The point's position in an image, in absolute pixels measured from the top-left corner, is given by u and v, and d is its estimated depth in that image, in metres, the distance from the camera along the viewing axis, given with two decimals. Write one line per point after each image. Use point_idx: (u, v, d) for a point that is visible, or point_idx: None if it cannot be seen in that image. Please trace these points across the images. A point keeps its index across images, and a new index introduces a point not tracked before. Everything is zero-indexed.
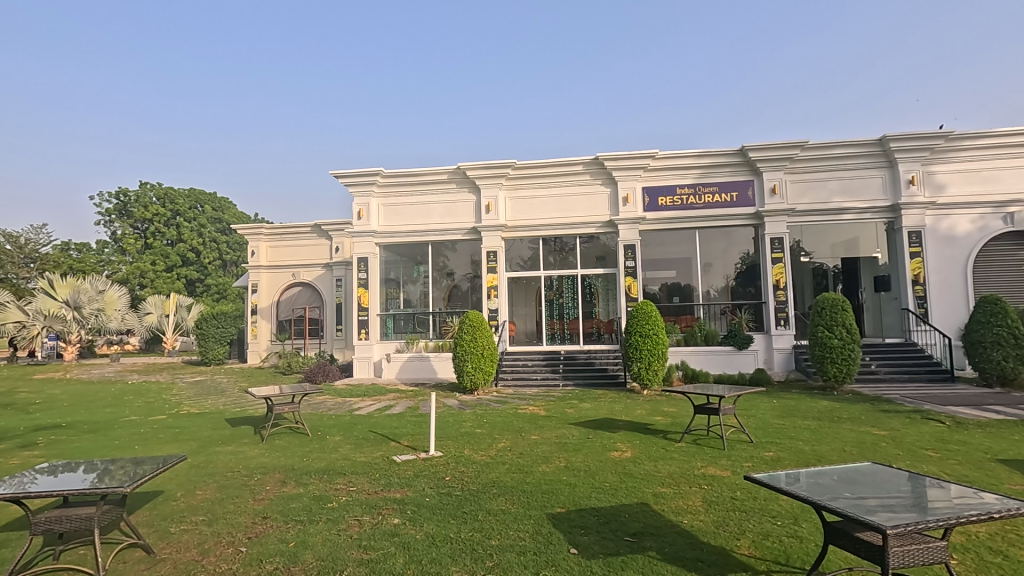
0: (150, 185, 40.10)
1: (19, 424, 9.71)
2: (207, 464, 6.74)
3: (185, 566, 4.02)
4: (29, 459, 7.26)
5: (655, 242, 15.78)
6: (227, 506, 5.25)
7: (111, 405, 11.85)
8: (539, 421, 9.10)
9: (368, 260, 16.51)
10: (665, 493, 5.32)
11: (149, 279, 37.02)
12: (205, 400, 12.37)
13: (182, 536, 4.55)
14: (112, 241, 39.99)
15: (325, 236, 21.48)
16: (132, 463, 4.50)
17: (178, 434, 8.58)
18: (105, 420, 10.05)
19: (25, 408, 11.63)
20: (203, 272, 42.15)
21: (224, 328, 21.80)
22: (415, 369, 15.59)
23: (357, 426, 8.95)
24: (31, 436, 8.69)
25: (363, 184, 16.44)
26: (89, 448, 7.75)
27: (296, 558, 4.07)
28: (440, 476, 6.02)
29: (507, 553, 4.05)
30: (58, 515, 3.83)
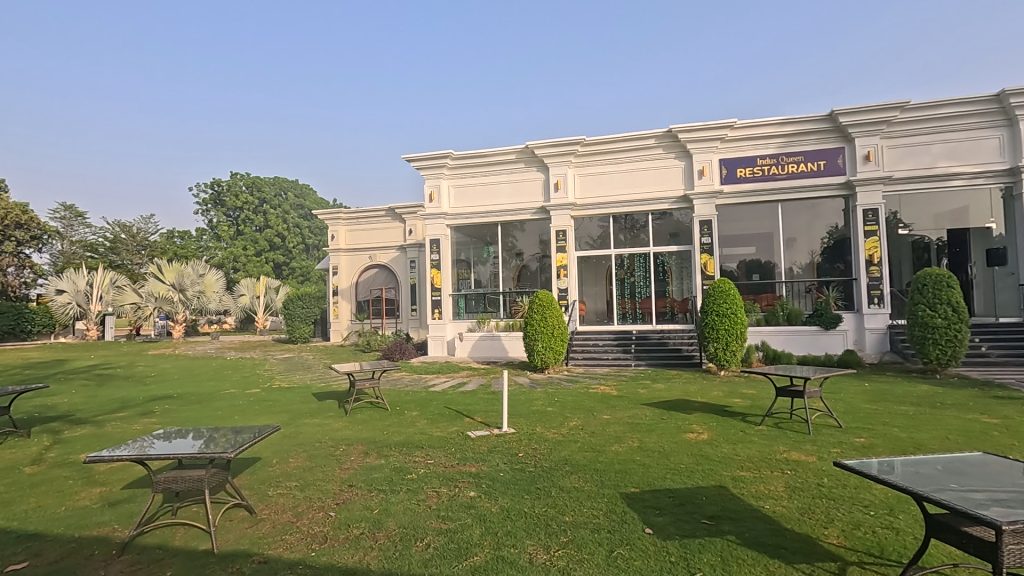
0: (239, 175, 43.08)
1: (138, 395, 10.87)
2: (297, 435, 7.24)
3: (283, 526, 4.38)
4: (148, 425, 8.14)
5: (733, 218, 15.13)
6: (316, 474, 5.64)
7: (212, 379, 12.99)
8: (610, 401, 9.04)
9: (440, 242, 16.89)
10: (744, 476, 5.15)
11: (241, 263, 39.85)
12: (294, 375, 13.29)
13: (278, 499, 4.95)
14: (209, 229, 43.52)
15: (398, 219, 22.22)
16: (233, 432, 4.91)
17: (271, 407, 9.28)
18: (208, 392, 11.03)
19: (144, 380, 13.00)
20: (288, 256, 44.30)
21: (309, 307, 23.10)
22: (486, 348, 15.87)
23: (433, 402, 9.28)
24: (148, 405, 9.72)
25: (434, 167, 16.83)
26: (197, 417, 8.55)
27: (379, 524, 4.32)
28: (513, 452, 6.14)
29: (581, 530, 4.09)
30: (174, 475, 4.26)
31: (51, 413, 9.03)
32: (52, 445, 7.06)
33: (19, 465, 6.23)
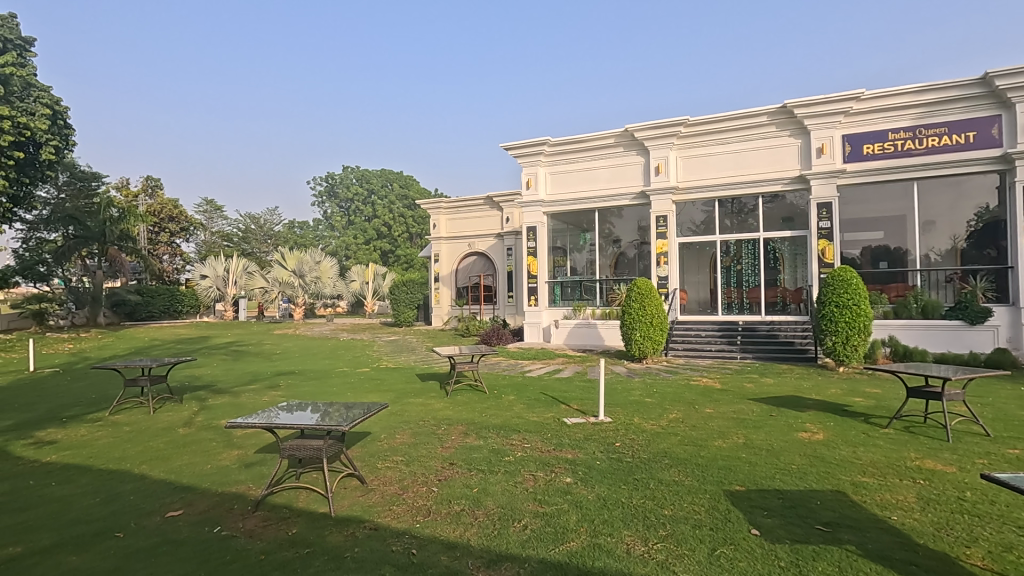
0: (350, 169, 46.67)
1: (267, 370, 12.10)
2: (403, 413, 7.69)
3: (391, 497, 4.68)
4: (275, 397, 9.04)
5: (857, 199, 13.78)
6: (420, 450, 5.96)
7: (328, 358, 14.13)
8: (713, 394, 8.64)
9: (537, 229, 16.96)
10: (866, 483, 4.70)
11: (352, 251, 42.97)
12: (399, 357, 14.10)
13: (386, 471, 5.29)
14: (325, 220, 47.19)
15: (496, 208, 22.60)
16: (345, 407, 5.29)
17: (379, 385, 9.92)
18: (325, 370, 12.01)
19: (272, 357, 14.44)
20: (394, 244, 44.41)
21: (412, 293, 24.31)
22: (582, 335, 15.79)
23: (529, 387, 9.43)
24: (275, 379, 10.80)
25: (531, 154, 16.90)
26: (315, 392, 9.36)
27: (479, 502, 4.47)
28: (610, 442, 6.07)
29: (681, 525, 3.96)
30: (297, 443, 4.70)
31: (198, 383, 10.32)
32: (199, 411, 8.07)
33: (174, 426, 7.20)
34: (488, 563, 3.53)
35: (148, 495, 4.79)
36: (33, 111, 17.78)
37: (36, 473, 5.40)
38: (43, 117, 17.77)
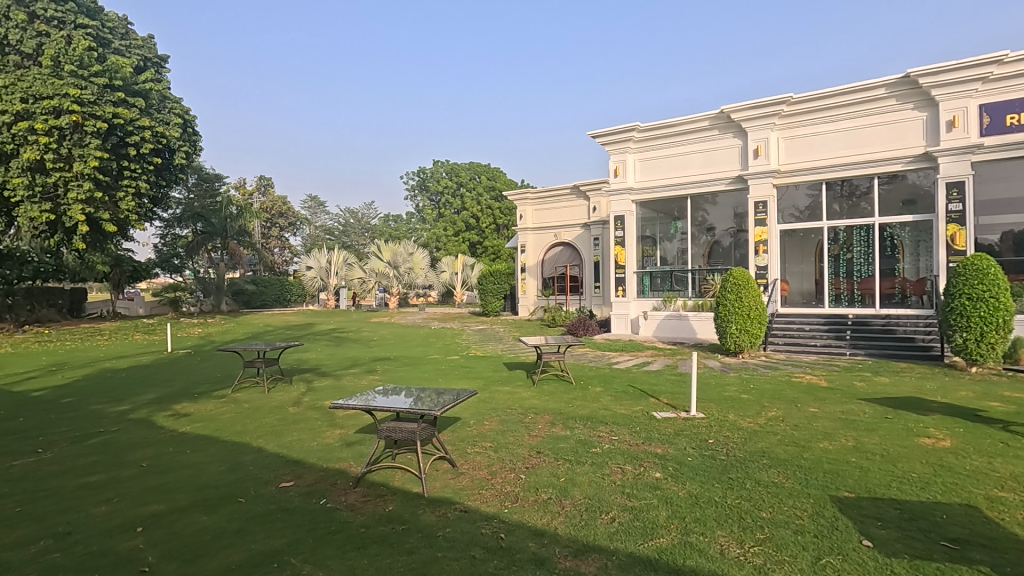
0: (441, 163, 47.68)
1: (365, 355, 12.84)
2: (491, 400, 7.86)
3: (480, 481, 4.81)
4: (373, 381, 9.60)
5: (997, 177, 12.18)
6: (508, 437, 6.06)
7: (420, 345, 14.74)
8: (818, 392, 8.03)
9: (625, 218, 16.60)
10: (1004, 498, 4.16)
11: (443, 243, 44.46)
12: (487, 346, 14.41)
13: (476, 456, 5.44)
14: (417, 212, 48.93)
15: (583, 197, 22.31)
16: (436, 393, 5.49)
17: (468, 373, 10.20)
18: (418, 357, 12.55)
19: (369, 343, 15.34)
20: (482, 235, 45.16)
21: (499, 283, 24.70)
22: (673, 328, 15.27)
23: (617, 379, 9.30)
24: (373, 365, 11.44)
25: (620, 141, 16.51)
26: (409, 378, 9.81)
27: (566, 492, 4.48)
28: (702, 438, 5.83)
29: (782, 529, 3.73)
30: (393, 425, 4.95)
31: (306, 366, 11.18)
32: (306, 392, 8.76)
33: (286, 405, 7.87)
34: (575, 553, 3.53)
35: (264, 466, 5.28)
36: (167, 121, 20.02)
37: (174, 441, 6.13)
38: (175, 126, 19.94)
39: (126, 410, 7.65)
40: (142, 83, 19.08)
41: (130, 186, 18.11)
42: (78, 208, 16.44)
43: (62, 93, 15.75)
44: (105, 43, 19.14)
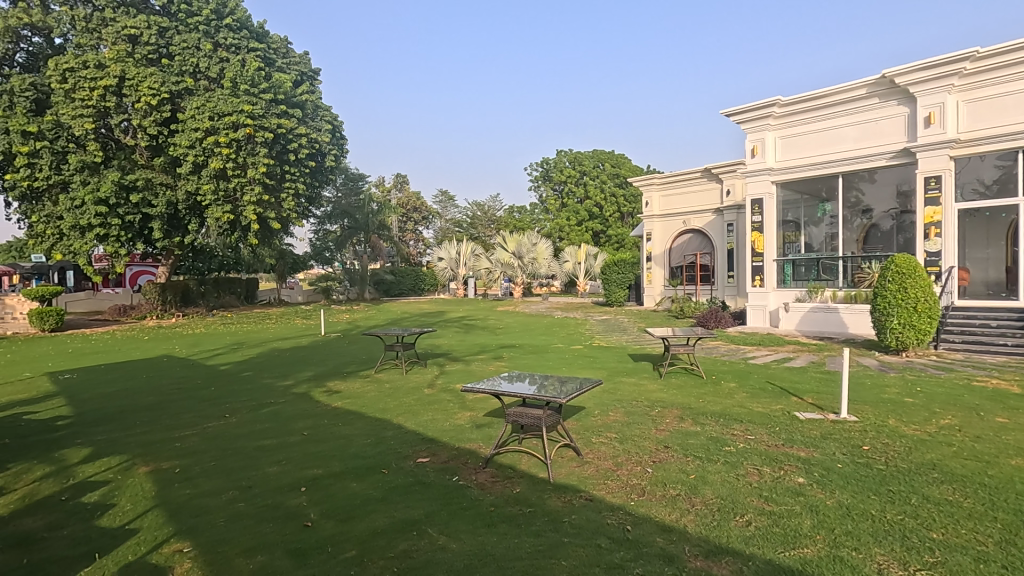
0: (564, 152, 46.87)
1: (492, 342, 13.34)
2: (616, 391, 7.76)
3: (605, 471, 4.79)
4: (500, 367, 9.96)
5: None
6: (634, 429, 5.95)
7: (545, 334, 14.97)
8: (1008, 400, 6.80)
9: (763, 201, 15.33)
10: None
11: (566, 233, 44.56)
12: (611, 336, 14.24)
13: (601, 446, 5.42)
14: (541, 203, 49.31)
15: (716, 180, 21.01)
16: (560, 381, 5.53)
17: (593, 363, 10.16)
18: (542, 345, 12.76)
19: (496, 330, 15.92)
20: (606, 224, 44.78)
21: (624, 273, 24.20)
22: (819, 322, 13.84)
23: (753, 375, 8.69)
24: (499, 352, 11.86)
25: (758, 118, 15.25)
26: (534, 365, 10.02)
27: (696, 490, 4.30)
28: (855, 444, 5.24)
29: (958, 555, 3.25)
30: (520, 410, 5.09)
31: (439, 351, 11.91)
32: (439, 375, 9.34)
33: (421, 386, 8.47)
34: (706, 553, 3.38)
35: (404, 442, 5.73)
36: (320, 129, 22.37)
37: (329, 414, 6.89)
38: (326, 132, 22.22)
39: (290, 384, 8.75)
40: (299, 95, 21.53)
41: (291, 188, 20.47)
42: (252, 209, 19.00)
43: (239, 110, 18.29)
44: (271, 62, 21.82)
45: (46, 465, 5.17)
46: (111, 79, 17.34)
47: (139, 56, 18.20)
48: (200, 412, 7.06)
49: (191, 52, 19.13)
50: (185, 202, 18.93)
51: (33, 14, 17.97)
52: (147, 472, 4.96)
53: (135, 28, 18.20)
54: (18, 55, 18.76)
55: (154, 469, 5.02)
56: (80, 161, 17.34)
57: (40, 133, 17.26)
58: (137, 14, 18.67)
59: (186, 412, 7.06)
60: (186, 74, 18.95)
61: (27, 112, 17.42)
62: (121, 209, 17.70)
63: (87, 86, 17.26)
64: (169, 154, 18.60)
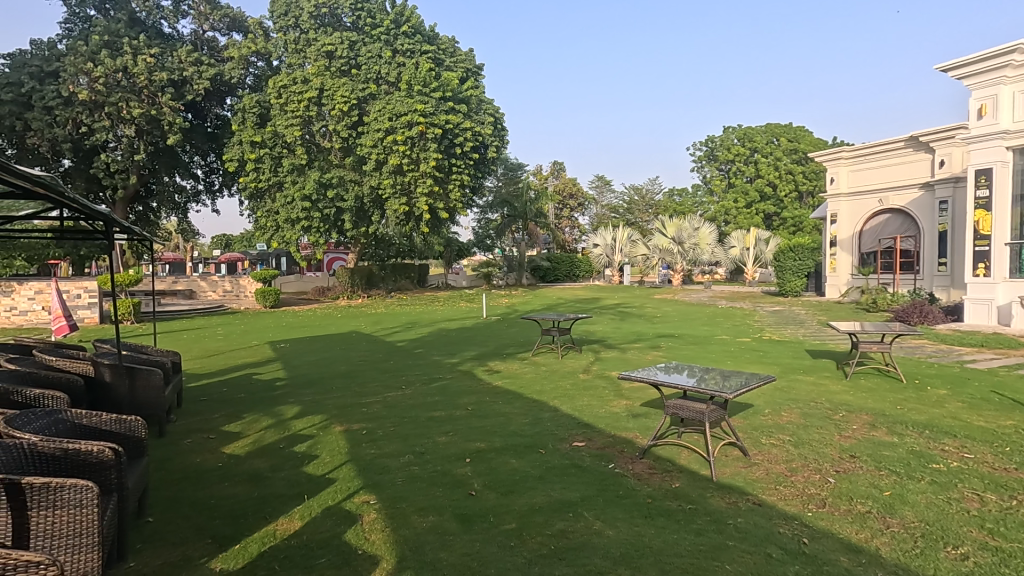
0: (732, 128, 43.37)
1: (650, 331, 12.94)
2: (791, 390, 7.02)
3: (777, 476, 4.38)
4: (657, 357, 9.64)
5: None
6: (812, 434, 5.34)
7: (707, 324, 14.11)
8: None
9: (991, 173, 12.56)
10: None
11: (732, 216, 41.27)
12: (785, 329, 12.93)
13: (772, 448, 4.96)
14: (704, 184, 46.32)
15: (925, 149, 17.74)
16: (723, 375, 5.16)
17: (763, 358, 9.31)
18: (704, 336, 12.05)
19: (653, 319, 15.42)
20: (780, 206, 40.60)
21: (802, 260, 21.71)
22: None
23: (972, 382, 7.23)
24: (657, 341, 11.48)
25: (989, 71, 12.49)
26: (695, 357, 9.51)
27: (892, 509, 3.73)
28: None
29: None
30: (680, 403, 4.87)
31: (594, 337, 11.90)
32: (594, 361, 9.33)
33: (577, 371, 8.56)
34: None
35: (560, 424, 5.86)
36: (483, 121, 23.49)
37: (490, 392, 7.31)
38: (488, 124, 23.29)
39: (456, 362, 9.44)
40: (465, 91, 22.91)
41: (457, 180, 21.85)
42: (423, 200, 20.70)
43: (413, 109, 20.02)
44: (440, 63, 23.52)
45: (268, 417, 6.26)
46: (313, 92, 20.21)
47: (334, 69, 20.90)
48: (382, 383, 7.96)
49: (375, 60, 21.35)
50: (370, 196, 21.29)
51: (258, 42, 21.59)
52: (341, 431, 5.74)
53: (331, 45, 20.89)
54: (248, 77, 22.66)
55: (347, 429, 5.79)
56: (290, 164, 20.49)
57: (263, 142, 20.83)
58: (334, 32, 21.37)
59: (370, 381, 8.01)
60: (370, 81, 21.26)
61: (254, 125, 21.05)
62: (320, 204, 20.47)
63: (296, 99, 20.33)
64: (357, 154, 21.04)
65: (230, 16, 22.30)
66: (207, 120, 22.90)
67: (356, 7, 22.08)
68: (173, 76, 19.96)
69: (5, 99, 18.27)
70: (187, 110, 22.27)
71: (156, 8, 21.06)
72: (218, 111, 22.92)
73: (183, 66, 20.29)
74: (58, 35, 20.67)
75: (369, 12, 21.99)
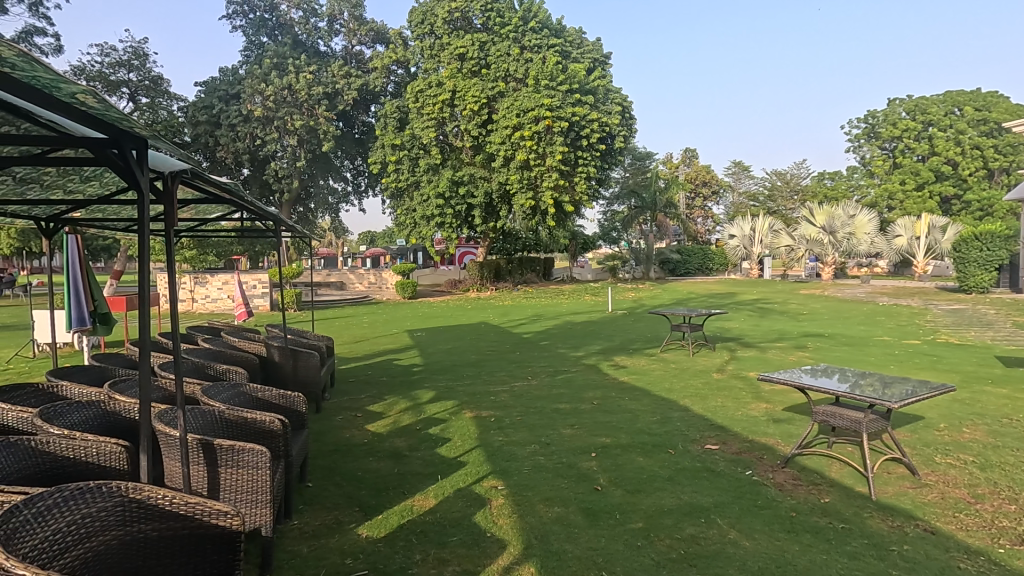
0: (899, 101, 38.03)
1: (794, 329, 11.83)
2: (974, 403, 5.99)
3: (955, 502, 3.76)
4: (803, 358, 8.79)
5: None
6: (1005, 456, 4.51)
7: (864, 324, 12.53)
8: None
9: None
10: None
11: (898, 200, 35.94)
12: (967, 331, 11.03)
13: (948, 469, 4.28)
14: (862, 166, 41.12)
15: None
16: (885, 381, 4.54)
17: (937, 364, 8.06)
18: (860, 336, 10.73)
19: (798, 316, 14.07)
20: (962, 187, 34.67)
21: (991, 251, 18.38)
22: None
23: None
24: (803, 340, 10.46)
25: None
26: (849, 359, 8.52)
27: None
28: None
29: None
30: (832, 410, 4.37)
31: (729, 335, 11.17)
32: (729, 360, 8.76)
33: (710, 369, 8.10)
34: None
35: (691, 424, 5.58)
36: (610, 111, 23.05)
37: (616, 387, 7.20)
38: (616, 114, 22.81)
39: (582, 355, 9.42)
40: (592, 82, 22.65)
41: (583, 172, 21.63)
42: (549, 194, 20.83)
43: (540, 104, 20.25)
44: (567, 55, 23.49)
45: (407, 400, 6.76)
46: (447, 94, 21.28)
47: (466, 70, 21.81)
48: (509, 372, 8.20)
49: (504, 59, 21.88)
50: (498, 192, 21.91)
51: (398, 51, 23.30)
52: (471, 417, 6.01)
53: (463, 48, 21.82)
54: (390, 85, 24.46)
55: (476, 415, 6.06)
56: (426, 164, 21.79)
57: (402, 144, 22.45)
58: (465, 35, 22.30)
59: (498, 371, 8.29)
60: (499, 80, 21.82)
61: (395, 129, 22.70)
62: (453, 201, 21.49)
63: (432, 102, 21.55)
64: (486, 151, 21.76)
65: (374, 29, 24.25)
66: (355, 127, 25.14)
67: (485, 9, 22.85)
68: (328, 89, 22.23)
69: (201, 120, 21.74)
70: (339, 119, 24.66)
71: (314, 30, 23.59)
72: (364, 118, 25.04)
73: (335, 80, 22.51)
74: (239, 61, 24.00)
75: (498, 11, 22.62)
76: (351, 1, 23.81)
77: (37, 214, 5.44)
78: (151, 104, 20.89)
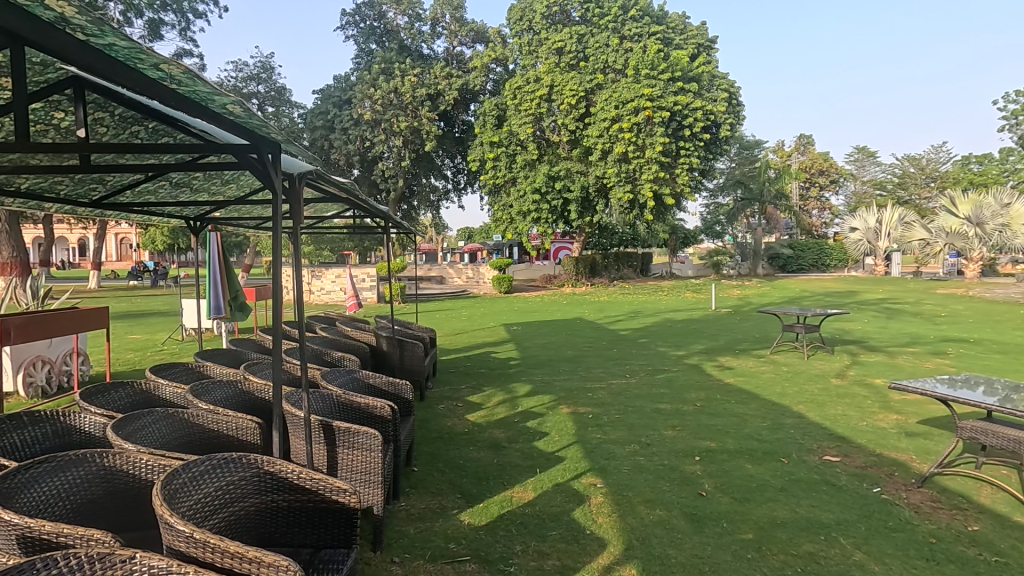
0: None
1: (931, 333, 10.56)
2: None
3: None
4: (941, 365, 7.83)
5: None
6: None
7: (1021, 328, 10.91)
8: None
9: None
10: None
11: None
12: None
13: None
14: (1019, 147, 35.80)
15: None
16: None
17: None
18: (1016, 343, 9.35)
19: (936, 319, 12.54)
20: None
21: None
22: None
23: None
24: (942, 345, 9.31)
25: None
26: (1000, 369, 7.45)
27: None
28: None
29: None
30: (981, 426, 3.83)
31: (851, 338, 10.19)
32: (851, 365, 8.01)
33: (828, 375, 7.44)
34: None
35: (807, 433, 5.16)
36: (716, 98, 21.89)
37: (721, 390, 6.82)
38: (722, 100, 21.59)
39: (683, 354, 9.07)
40: (696, 69, 21.61)
41: (685, 163, 20.73)
42: (649, 187, 20.22)
43: (640, 94, 19.70)
44: (669, 41, 22.62)
45: (504, 393, 6.87)
46: (545, 89, 21.35)
47: (564, 64, 21.79)
48: (606, 370, 8.07)
49: (602, 50, 21.51)
50: (595, 185, 21.63)
51: (497, 49, 23.66)
52: (568, 412, 6.00)
53: (561, 42, 21.78)
54: (489, 84, 24.94)
55: (573, 411, 6.03)
56: (523, 160, 22.02)
57: (500, 142, 22.81)
58: (563, 29, 22.22)
59: (594, 368, 8.19)
60: (597, 71, 21.47)
61: (493, 126, 23.11)
62: (549, 196, 21.52)
63: (530, 99, 21.69)
64: (584, 144, 21.59)
65: (474, 29, 24.87)
66: (456, 126, 25.91)
67: None
68: (430, 91, 23.11)
69: (318, 125, 23.64)
70: (441, 119, 25.62)
71: (418, 34, 24.60)
72: (464, 117, 25.76)
73: (438, 81, 23.33)
74: (351, 69, 25.64)
75: (597, 2, 22.28)
76: (452, 4, 24.53)
77: (187, 215, 6.21)
78: (276, 112, 22.98)
